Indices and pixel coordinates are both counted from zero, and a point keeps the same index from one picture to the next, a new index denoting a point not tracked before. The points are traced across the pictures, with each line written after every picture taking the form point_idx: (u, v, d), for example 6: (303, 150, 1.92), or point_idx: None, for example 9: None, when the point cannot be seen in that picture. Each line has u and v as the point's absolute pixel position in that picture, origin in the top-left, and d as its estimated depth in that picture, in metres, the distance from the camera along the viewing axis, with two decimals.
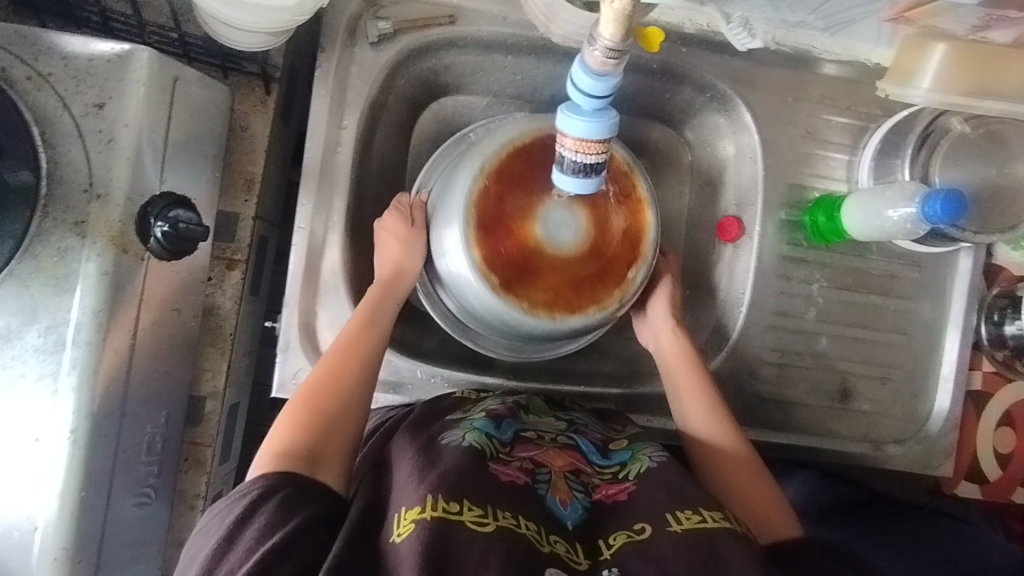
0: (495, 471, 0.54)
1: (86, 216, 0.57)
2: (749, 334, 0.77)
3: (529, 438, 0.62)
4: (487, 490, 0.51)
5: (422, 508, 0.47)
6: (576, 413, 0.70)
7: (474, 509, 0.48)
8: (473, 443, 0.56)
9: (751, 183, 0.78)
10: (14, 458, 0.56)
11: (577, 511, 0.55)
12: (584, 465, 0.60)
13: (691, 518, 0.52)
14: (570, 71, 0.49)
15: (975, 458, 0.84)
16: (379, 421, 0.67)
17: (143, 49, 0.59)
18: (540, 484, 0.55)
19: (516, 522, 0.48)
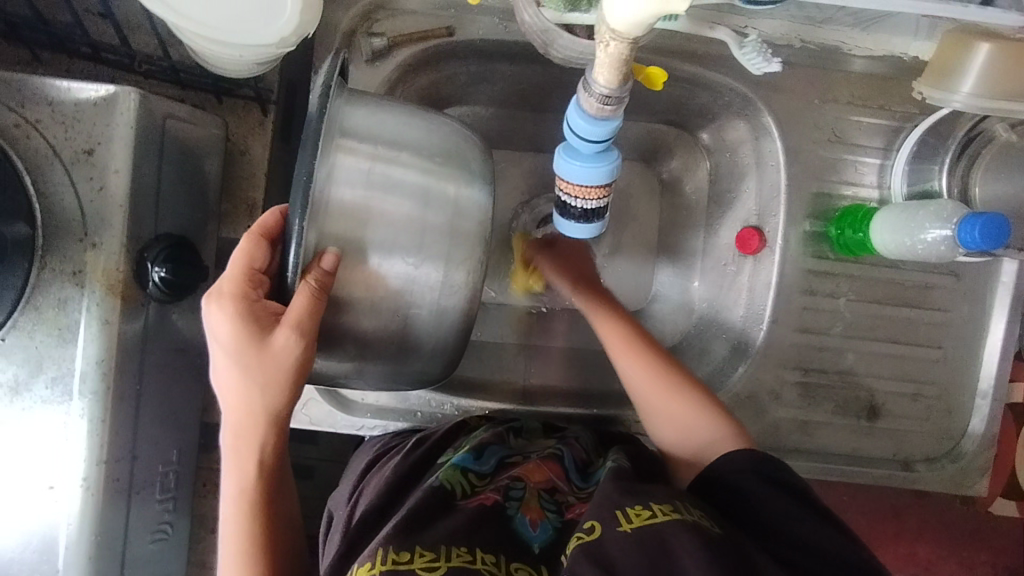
0: (463, 503, 0.56)
1: (83, 265, 0.57)
2: (770, 352, 0.74)
3: (513, 462, 0.62)
4: (444, 528, 0.51)
5: (372, 565, 0.47)
6: (572, 431, 0.70)
7: (425, 553, 0.49)
8: (443, 479, 0.57)
9: (772, 193, 0.72)
10: (29, 505, 0.57)
11: (545, 532, 0.55)
12: (562, 483, 0.61)
13: (641, 514, 0.49)
14: (574, 126, 0.45)
15: (1012, 476, 0.81)
16: (384, 445, 0.69)
17: (128, 90, 0.57)
18: (510, 502, 0.57)
19: (470, 558, 0.49)
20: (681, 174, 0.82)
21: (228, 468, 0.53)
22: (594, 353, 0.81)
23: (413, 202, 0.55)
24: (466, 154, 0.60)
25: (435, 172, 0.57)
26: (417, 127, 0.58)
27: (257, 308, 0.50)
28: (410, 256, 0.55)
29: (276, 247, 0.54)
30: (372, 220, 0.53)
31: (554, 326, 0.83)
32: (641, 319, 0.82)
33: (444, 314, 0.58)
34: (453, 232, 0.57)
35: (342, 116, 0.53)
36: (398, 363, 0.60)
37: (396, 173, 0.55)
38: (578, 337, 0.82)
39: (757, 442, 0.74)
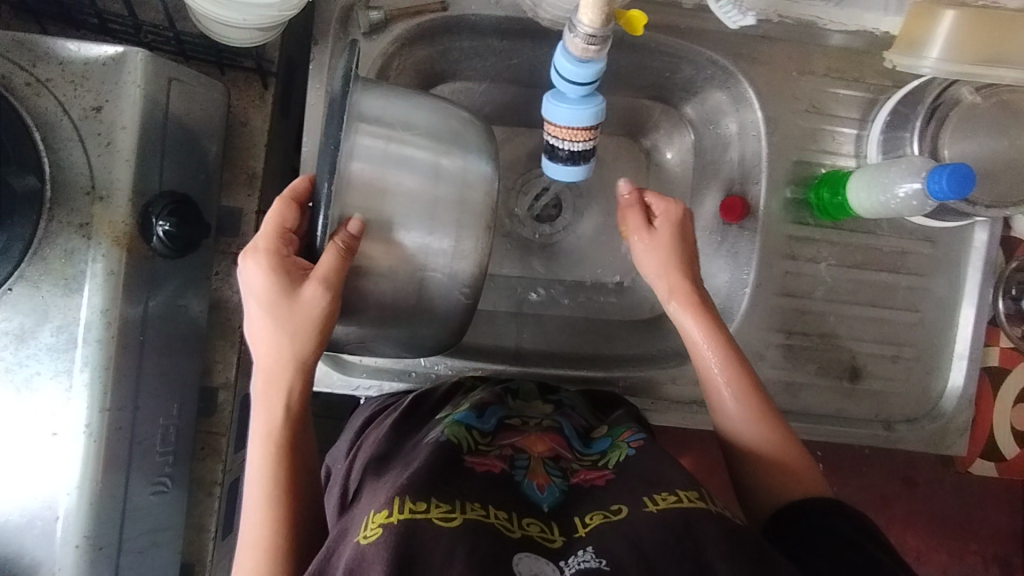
0: (471, 464, 0.55)
1: (90, 217, 0.59)
2: (753, 316, 0.76)
3: (513, 425, 0.63)
4: (457, 487, 0.50)
5: (390, 512, 0.45)
6: (567, 397, 0.71)
7: (441, 506, 0.47)
8: (450, 437, 0.57)
9: (754, 162, 0.75)
10: (34, 450, 0.59)
11: (553, 495, 0.55)
12: (565, 452, 0.61)
13: (666, 498, 0.52)
14: (561, 68, 0.48)
15: (990, 437, 0.83)
16: (378, 406, 0.71)
17: (137, 51, 0.59)
18: (517, 470, 0.56)
19: (484, 512, 0.48)
20: (667, 150, 0.86)
21: (257, 415, 0.54)
22: (584, 322, 0.83)
23: (425, 180, 0.58)
24: (472, 132, 0.63)
25: (444, 150, 0.60)
26: (426, 109, 0.60)
27: (287, 263, 0.53)
28: (425, 229, 0.58)
29: (305, 211, 0.57)
30: (389, 195, 0.56)
31: (545, 296, 0.85)
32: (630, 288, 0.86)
33: (456, 281, 0.60)
34: (464, 203, 0.59)
35: (361, 102, 0.56)
36: (411, 330, 0.62)
37: (410, 152, 0.58)
38: (570, 307, 0.85)
39: None
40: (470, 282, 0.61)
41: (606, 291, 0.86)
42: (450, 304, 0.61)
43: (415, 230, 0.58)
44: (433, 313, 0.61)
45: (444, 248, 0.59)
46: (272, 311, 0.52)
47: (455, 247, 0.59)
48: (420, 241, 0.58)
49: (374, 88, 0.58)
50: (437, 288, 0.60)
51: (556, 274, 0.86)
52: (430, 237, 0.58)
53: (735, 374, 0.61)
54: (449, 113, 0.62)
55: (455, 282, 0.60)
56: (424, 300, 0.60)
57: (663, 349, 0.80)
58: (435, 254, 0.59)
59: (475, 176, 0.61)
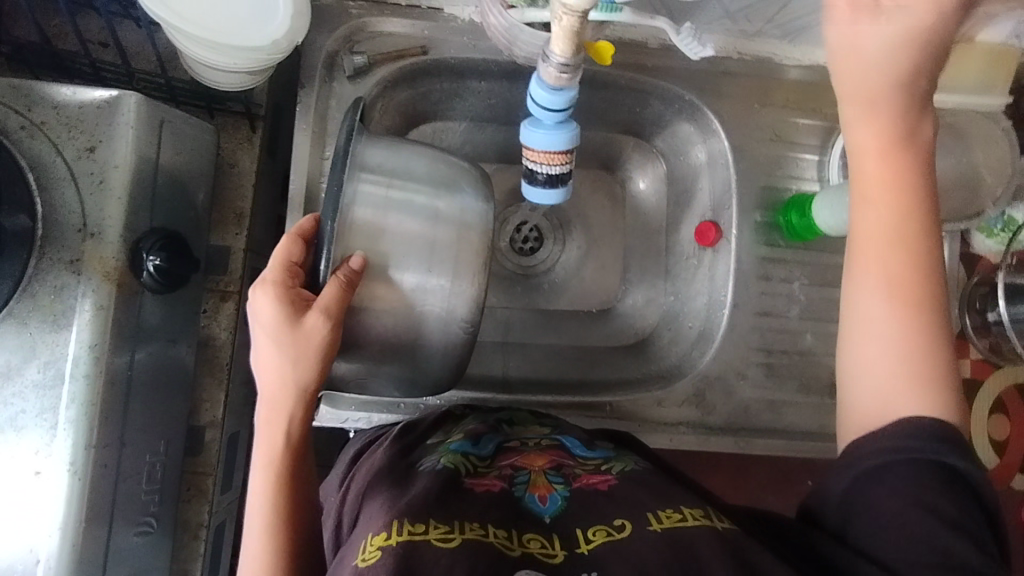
0: (470, 485, 0.55)
1: (81, 254, 0.60)
2: (732, 336, 0.79)
3: (511, 447, 0.64)
4: (456, 509, 0.51)
5: (388, 535, 0.47)
6: (562, 421, 0.71)
7: (440, 526, 0.48)
8: (447, 464, 0.58)
9: (724, 188, 0.79)
10: (14, 492, 0.57)
11: (556, 504, 0.55)
12: (567, 460, 0.61)
13: (671, 517, 0.52)
14: (533, 97, 0.52)
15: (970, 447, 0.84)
16: (369, 439, 0.70)
17: (131, 94, 0.62)
18: (517, 486, 0.57)
19: (484, 532, 0.48)
20: (640, 181, 0.90)
21: (258, 443, 0.53)
22: (570, 349, 0.85)
23: (423, 222, 0.60)
24: (471, 175, 0.65)
25: (443, 194, 0.62)
26: (425, 155, 0.63)
27: (292, 292, 0.53)
28: (422, 269, 0.60)
29: (311, 246, 0.58)
30: (388, 237, 0.58)
31: (530, 326, 0.86)
32: (613, 315, 0.88)
33: (454, 317, 0.61)
34: (461, 244, 0.61)
35: (362, 153, 0.59)
36: (412, 366, 0.63)
37: (408, 197, 0.60)
38: (556, 336, 0.86)
39: (727, 422, 0.78)
40: (469, 315, 0.62)
41: (589, 319, 0.87)
42: (451, 342, 0.62)
43: (411, 271, 0.59)
44: (433, 352, 0.62)
45: (442, 288, 0.60)
46: (276, 337, 0.52)
47: (453, 286, 0.61)
48: (418, 282, 0.60)
49: (374, 139, 0.61)
50: (437, 326, 0.61)
51: (539, 303, 0.88)
52: (428, 277, 0.60)
53: (915, 252, 0.48)
54: (445, 157, 0.64)
55: (453, 321, 0.61)
56: (423, 339, 0.61)
57: (647, 372, 0.82)
58: (433, 293, 0.60)
59: (473, 217, 0.62)
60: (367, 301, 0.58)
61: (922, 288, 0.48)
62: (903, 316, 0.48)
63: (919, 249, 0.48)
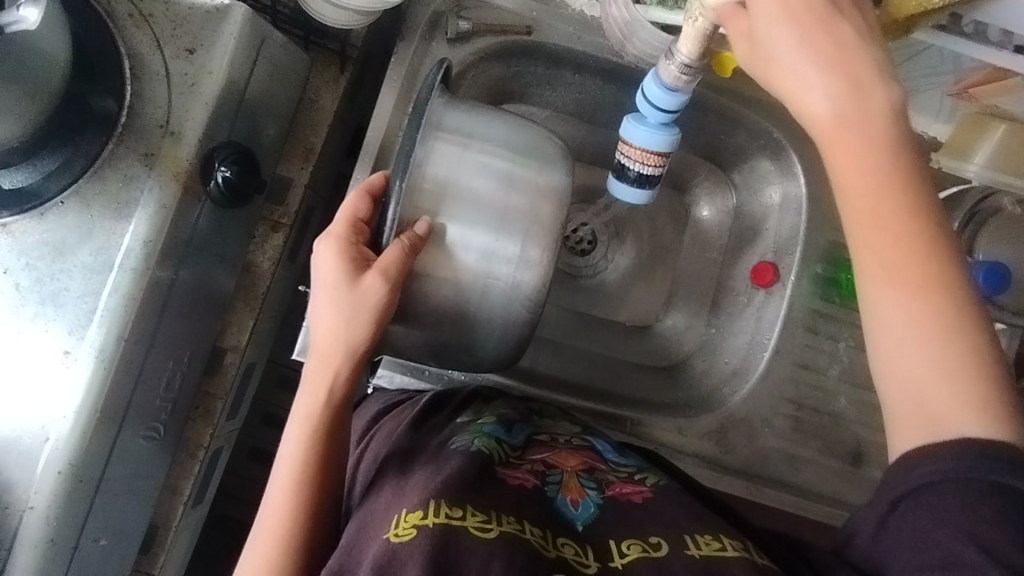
0: (503, 476, 0.54)
1: (157, 150, 0.60)
2: (768, 380, 0.77)
3: (542, 440, 0.62)
4: (492, 497, 0.50)
5: (425, 514, 0.46)
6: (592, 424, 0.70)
7: (477, 514, 0.47)
8: (481, 448, 0.56)
9: (792, 233, 0.78)
10: (40, 365, 0.57)
11: (588, 510, 0.55)
12: (599, 463, 0.60)
13: (710, 544, 0.50)
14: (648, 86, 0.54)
15: None
16: (391, 399, 0.69)
17: (241, 6, 0.62)
18: (549, 486, 0.56)
19: (521, 527, 0.48)
20: (705, 207, 0.88)
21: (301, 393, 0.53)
22: (599, 357, 0.84)
23: (497, 188, 0.59)
24: (556, 147, 0.63)
25: (524, 164, 0.60)
26: (512, 123, 0.62)
27: (357, 250, 0.54)
28: (488, 234, 0.58)
29: (376, 206, 0.60)
30: (459, 196, 0.58)
31: (565, 326, 0.85)
32: (648, 333, 0.86)
33: (518, 290, 0.59)
34: (534, 215, 0.59)
35: (442, 116, 0.59)
36: (469, 338, 0.62)
37: (484, 162, 0.59)
38: (588, 341, 0.85)
39: (743, 466, 0.76)
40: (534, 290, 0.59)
41: (625, 333, 0.86)
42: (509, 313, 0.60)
43: (480, 235, 0.58)
44: (488, 322, 0.61)
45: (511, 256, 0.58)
46: (332, 292, 0.53)
47: (522, 257, 0.59)
48: (486, 247, 0.58)
49: (456, 103, 0.61)
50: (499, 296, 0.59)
51: (581, 308, 0.87)
52: (499, 243, 0.58)
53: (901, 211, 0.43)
54: (531, 130, 0.63)
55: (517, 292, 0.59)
56: (482, 307, 0.60)
57: (673, 399, 0.80)
58: (500, 261, 0.58)
59: (553, 189, 0.60)
60: (432, 261, 0.58)
61: (936, 254, 0.42)
62: (922, 304, 0.42)
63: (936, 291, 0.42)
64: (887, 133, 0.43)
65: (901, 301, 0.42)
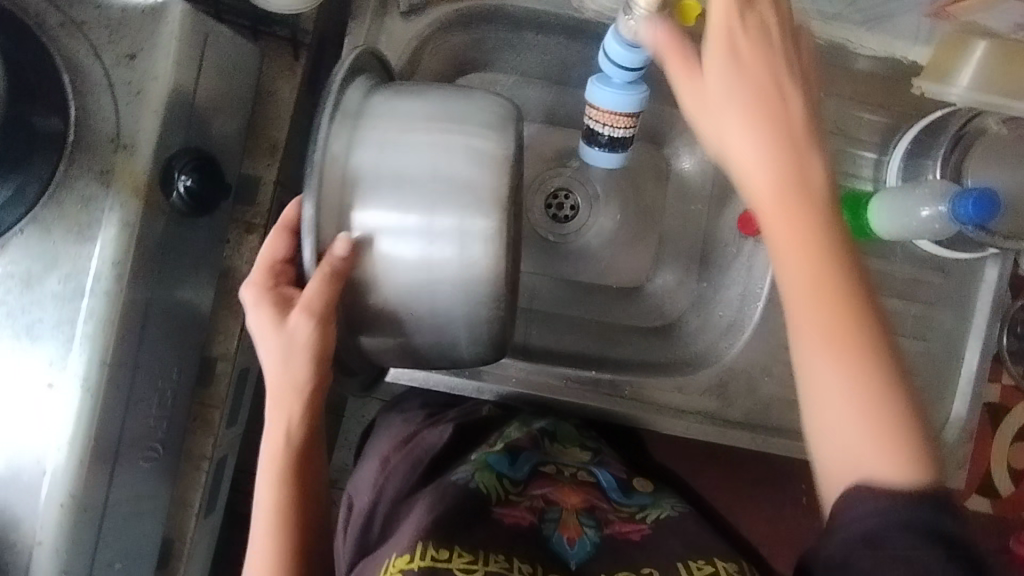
0: (499, 515, 0.56)
1: (112, 166, 0.57)
2: (764, 329, 0.76)
3: (546, 473, 0.65)
4: (486, 535, 0.53)
5: (412, 557, 0.48)
6: (603, 448, 0.73)
7: (464, 555, 0.49)
8: (480, 485, 0.59)
9: None
10: (26, 400, 0.56)
11: (584, 548, 0.55)
12: (602, 502, 0.62)
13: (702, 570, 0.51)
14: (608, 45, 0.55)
15: (986, 472, 0.84)
16: (403, 432, 0.72)
17: (177, 3, 0.58)
18: (546, 523, 0.57)
19: (507, 565, 0.50)
20: (685, 158, 0.85)
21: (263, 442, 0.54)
22: (593, 324, 0.83)
23: (428, 162, 0.56)
24: (494, 104, 0.58)
25: (455, 131, 0.56)
26: (446, 91, 0.59)
27: (276, 293, 0.53)
28: (419, 212, 0.55)
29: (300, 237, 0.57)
30: (386, 178, 0.55)
31: (556, 294, 0.84)
32: (641, 294, 0.85)
33: (468, 269, 0.55)
34: (470, 184, 0.55)
35: (365, 108, 0.57)
36: (428, 331, 0.58)
37: (408, 142, 0.56)
38: (581, 309, 0.84)
39: (746, 416, 0.76)
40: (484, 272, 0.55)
41: (619, 296, 0.85)
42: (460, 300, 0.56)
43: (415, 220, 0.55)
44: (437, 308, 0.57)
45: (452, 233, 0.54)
46: (264, 340, 0.52)
47: (463, 235, 0.54)
48: (424, 232, 0.55)
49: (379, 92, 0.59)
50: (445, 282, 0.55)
51: (566, 274, 0.85)
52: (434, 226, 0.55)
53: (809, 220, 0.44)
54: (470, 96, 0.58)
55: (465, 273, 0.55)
56: (432, 295, 0.56)
57: (670, 358, 0.80)
58: (439, 247, 0.55)
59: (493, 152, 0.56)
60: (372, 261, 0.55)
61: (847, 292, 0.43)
62: (835, 344, 0.42)
63: (830, 245, 0.43)
64: (786, 127, 0.45)
65: (798, 278, 0.43)
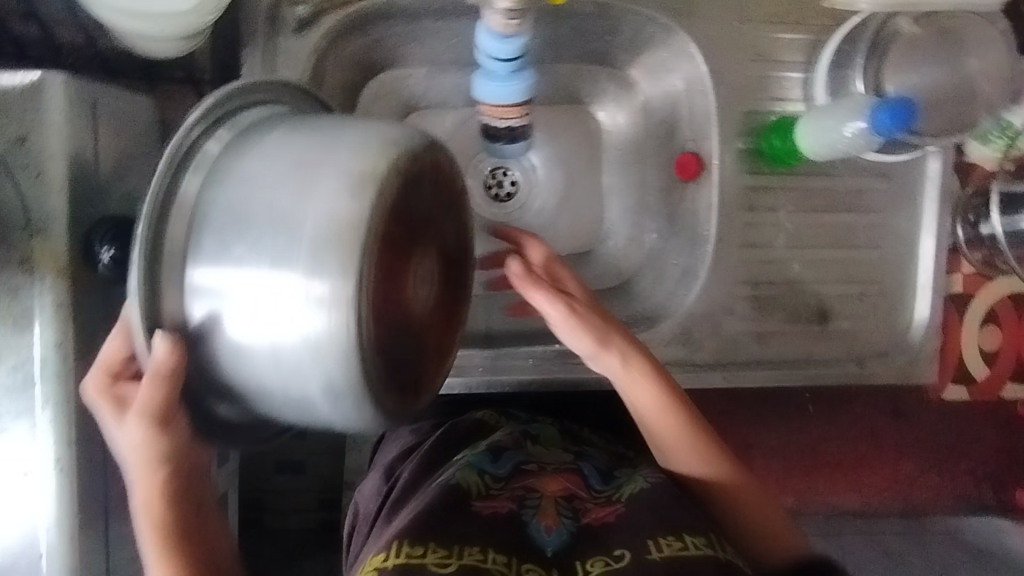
0: (478, 508, 0.58)
1: (30, 252, 0.57)
2: (717, 269, 0.77)
3: (529, 469, 0.64)
4: (461, 530, 0.56)
5: (388, 556, 0.53)
6: (588, 449, 0.72)
7: (438, 550, 0.53)
8: (461, 481, 0.60)
9: (703, 116, 0.75)
10: (8, 489, 0.58)
11: (560, 536, 0.57)
12: (581, 490, 0.62)
13: (672, 545, 0.55)
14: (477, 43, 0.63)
15: (960, 361, 0.85)
16: (407, 446, 0.74)
17: (55, 74, 0.57)
18: (525, 510, 0.59)
19: (482, 558, 0.53)
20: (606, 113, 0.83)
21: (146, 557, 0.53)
22: None
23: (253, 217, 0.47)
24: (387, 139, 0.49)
25: (326, 163, 0.46)
26: (293, 121, 0.50)
27: (114, 395, 0.51)
28: (264, 273, 0.45)
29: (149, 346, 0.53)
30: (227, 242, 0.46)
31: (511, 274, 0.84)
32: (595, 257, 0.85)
33: (320, 341, 0.45)
34: (330, 222, 0.45)
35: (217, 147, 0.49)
36: (297, 408, 0.49)
37: (254, 175, 0.47)
38: None
39: (715, 358, 0.77)
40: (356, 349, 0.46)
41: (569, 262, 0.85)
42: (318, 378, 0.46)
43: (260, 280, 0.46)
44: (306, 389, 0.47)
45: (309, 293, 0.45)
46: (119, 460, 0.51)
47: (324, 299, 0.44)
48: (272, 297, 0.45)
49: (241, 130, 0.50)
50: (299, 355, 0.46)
51: None
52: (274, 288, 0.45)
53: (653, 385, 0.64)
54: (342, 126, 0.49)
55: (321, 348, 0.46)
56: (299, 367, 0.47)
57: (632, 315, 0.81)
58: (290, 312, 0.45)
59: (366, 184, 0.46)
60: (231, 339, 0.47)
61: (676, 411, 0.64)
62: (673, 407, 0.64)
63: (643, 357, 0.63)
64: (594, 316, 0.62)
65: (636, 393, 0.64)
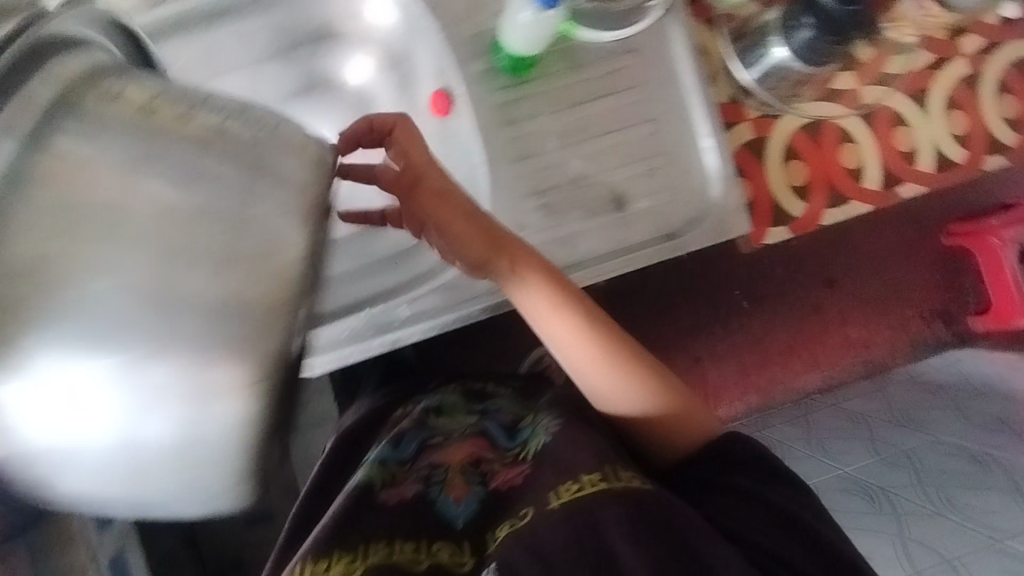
0: (383, 499, 0.62)
1: None
2: (497, 189, 0.77)
3: (433, 444, 0.69)
4: (365, 528, 0.57)
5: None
6: (495, 400, 0.76)
7: (343, 556, 0.54)
8: (366, 478, 0.64)
9: (436, 51, 0.77)
10: None
11: (469, 506, 0.62)
12: (486, 451, 0.67)
13: (569, 489, 0.55)
14: None
15: (774, 200, 0.84)
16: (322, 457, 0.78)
17: None
18: (433, 488, 0.64)
19: (385, 552, 0.55)
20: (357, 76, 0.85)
21: None
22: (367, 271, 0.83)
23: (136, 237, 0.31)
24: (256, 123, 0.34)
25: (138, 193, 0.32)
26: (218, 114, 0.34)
27: None
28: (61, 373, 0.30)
29: None
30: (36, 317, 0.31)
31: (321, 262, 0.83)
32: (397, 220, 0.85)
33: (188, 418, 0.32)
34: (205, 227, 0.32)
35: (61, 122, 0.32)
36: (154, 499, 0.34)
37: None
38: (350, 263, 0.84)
39: None
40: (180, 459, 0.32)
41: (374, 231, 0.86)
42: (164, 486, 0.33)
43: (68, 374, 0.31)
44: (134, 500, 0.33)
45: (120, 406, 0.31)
46: None
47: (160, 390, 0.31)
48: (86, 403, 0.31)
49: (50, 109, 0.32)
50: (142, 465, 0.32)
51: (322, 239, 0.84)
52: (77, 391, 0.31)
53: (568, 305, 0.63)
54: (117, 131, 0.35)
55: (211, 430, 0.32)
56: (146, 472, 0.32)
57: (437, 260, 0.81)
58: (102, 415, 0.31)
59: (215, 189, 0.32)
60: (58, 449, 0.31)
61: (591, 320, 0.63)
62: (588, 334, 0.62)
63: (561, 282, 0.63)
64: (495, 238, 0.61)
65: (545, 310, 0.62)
